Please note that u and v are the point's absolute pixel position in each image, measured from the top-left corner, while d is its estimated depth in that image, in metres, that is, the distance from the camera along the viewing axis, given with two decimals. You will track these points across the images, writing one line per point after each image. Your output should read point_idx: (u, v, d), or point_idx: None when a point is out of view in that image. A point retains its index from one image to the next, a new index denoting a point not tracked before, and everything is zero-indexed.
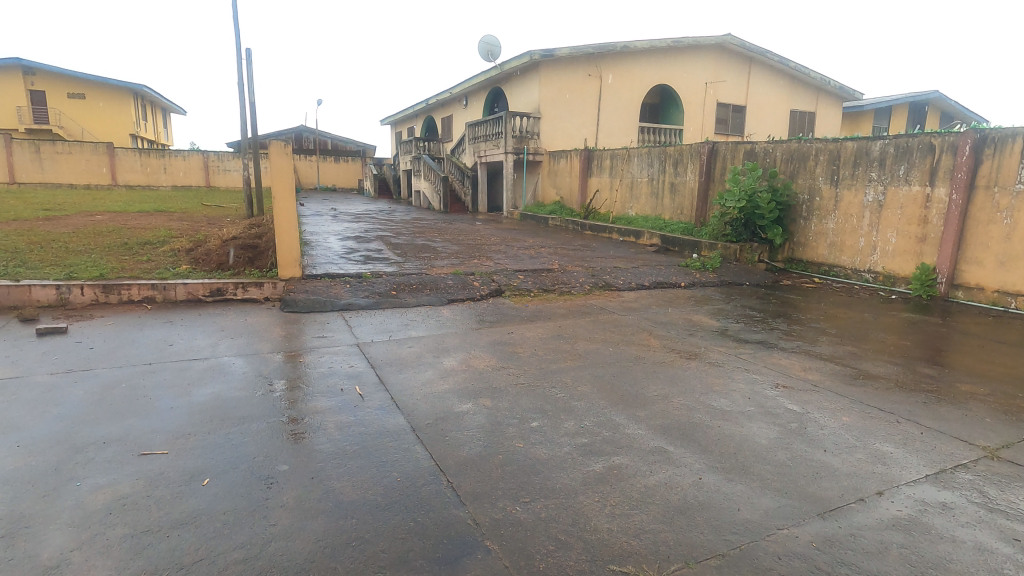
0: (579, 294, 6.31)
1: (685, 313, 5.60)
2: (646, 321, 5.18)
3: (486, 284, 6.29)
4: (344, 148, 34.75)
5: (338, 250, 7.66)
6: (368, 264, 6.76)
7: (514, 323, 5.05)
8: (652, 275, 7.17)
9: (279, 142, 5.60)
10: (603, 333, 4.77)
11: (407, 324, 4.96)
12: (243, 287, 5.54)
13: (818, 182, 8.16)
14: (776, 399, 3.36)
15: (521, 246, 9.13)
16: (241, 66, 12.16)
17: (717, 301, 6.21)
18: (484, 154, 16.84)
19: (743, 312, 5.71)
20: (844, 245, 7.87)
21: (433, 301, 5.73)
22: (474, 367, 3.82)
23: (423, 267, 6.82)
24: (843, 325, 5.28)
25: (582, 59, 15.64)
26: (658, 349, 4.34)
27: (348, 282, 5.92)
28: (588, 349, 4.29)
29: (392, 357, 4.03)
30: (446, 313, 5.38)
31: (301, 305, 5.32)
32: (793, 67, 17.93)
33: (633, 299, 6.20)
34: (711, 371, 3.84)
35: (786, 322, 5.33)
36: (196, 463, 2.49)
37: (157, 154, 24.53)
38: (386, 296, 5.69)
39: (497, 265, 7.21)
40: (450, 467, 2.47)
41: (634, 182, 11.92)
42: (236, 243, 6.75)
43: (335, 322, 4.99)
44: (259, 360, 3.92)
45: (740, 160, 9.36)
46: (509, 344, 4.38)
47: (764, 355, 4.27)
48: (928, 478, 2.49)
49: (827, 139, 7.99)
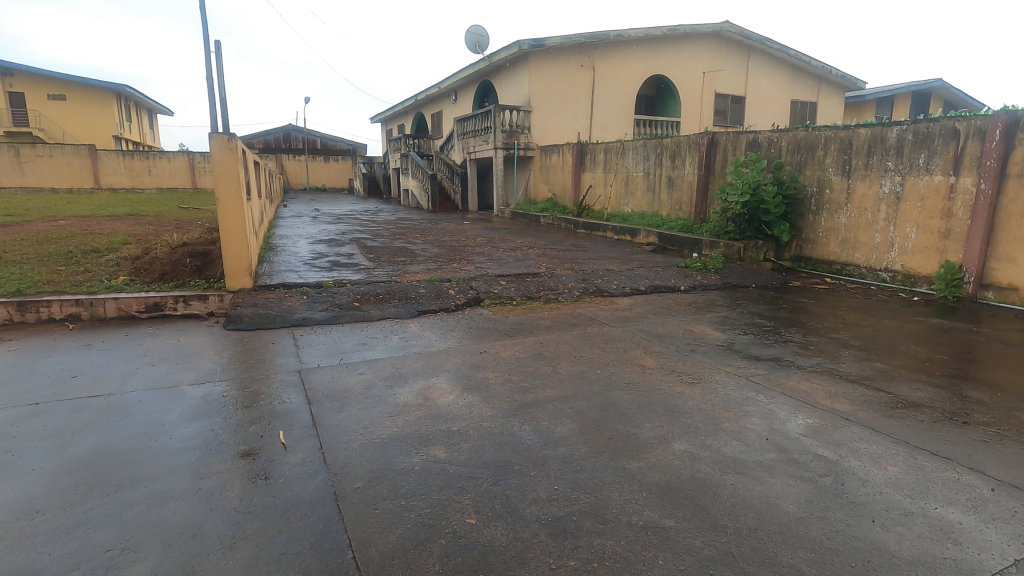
0: (566, 302, 5.66)
1: (686, 323, 4.94)
2: (641, 335, 4.53)
3: (463, 293, 5.64)
4: (334, 148, 34.08)
5: (305, 256, 7.00)
6: (333, 271, 6.10)
7: (489, 340, 4.39)
8: (648, 278, 6.52)
9: (223, 135, 4.93)
10: (591, 350, 4.12)
11: (365, 343, 4.31)
12: (183, 301, 4.88)
13: (828, 174, 7.50)
14: (801, 441, 2.70)
15: (507, 248, 8.47)
16: (209, 59, 11.47)
17: (721, 308, 5.55)
18: (473, 150, 16.16)
19: (751, 321, 5.06)
20: (858, 241, 7.22)
21: (401, 313, 5.08)
22: (432, 401, 3.17)
23: (394, 274, 6.17)
24: (867, 335, 4.63)
25: (573, 49, 14.95)
26: (655, 371, 3.69)
27: (306, 292, 5.26)
28: (572, 372, 3.64)
29: (337, 389, 3.37)
30: (413, 328, 4.73)
31: (246, 322, 4.65)
32: (794, 55, 17.26)
33: (628, 307, 5.53)
34: (719, 401, 3.19)
35: (800, 332, 4.68)
36: (23, 562, 1.82)
37: (141, 155, 23.85)
38: (348, 308, 5.03)
39: (478, 270, 6.55)
40: (369, 563, 1.82)
41: (629, 176, 11.27)
42: (186, 250, 6.07)
43: (282, 341, 4.33)
44: (176, 396, 3.25)
45: (742, 151, 8.70)
46: (479, 367, 3.73)
47: (780, 376, 3.62)
48: (1019, 566, 1.83)
49: (838, 127, 7.34)
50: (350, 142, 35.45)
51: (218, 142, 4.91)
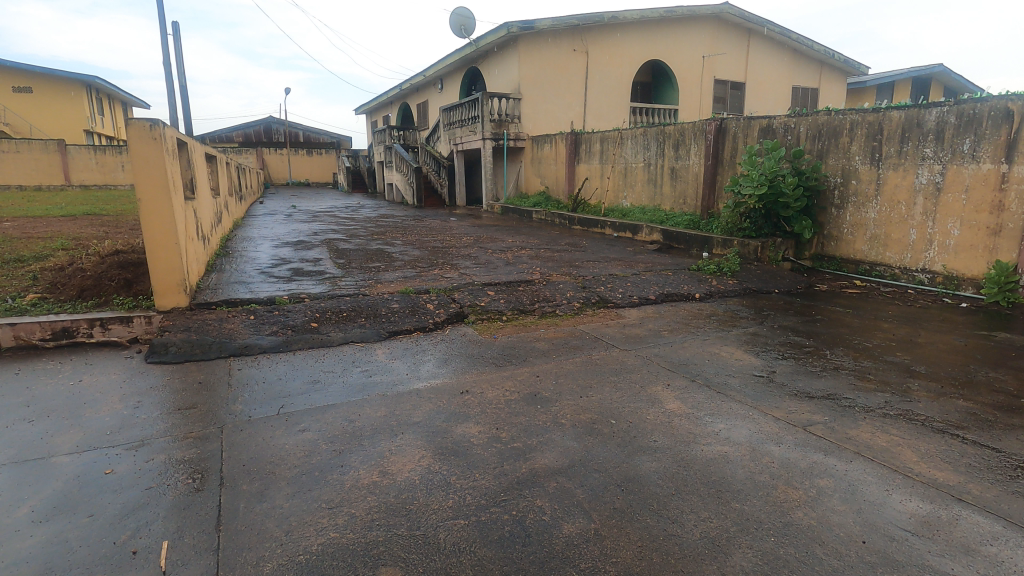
0: (566, 317, 4.83)
1: (710, 345, 4.12)
2: (661, 363, 3.71)
3: (443, 308, 4.78)
4: (316, 140, 32.83)
5: (264, 262, 6.12)
6: (291, 283, 5.23)
7: (471, 372, 3.55)
8: (657, 284, 5.71)
9: (143, 122, 3.98)
10: (600, 387, 3.28)
11: (317, 380, 3.44)
12: (100, 326, 4.00)
13: (854, 163, 6.70)
14: (914, 547, 1.88)
15: (497, 249, 7.61)
16: (168, 43, 10.48)
17: (747, 322, 4.74)
18: (460, 141, 15.23)
19: (786, 339, 4.24)
20: (890, 238, 6.44)
21: (367, 335, 4.22)
22: (391, 479, 2.31)
23: (364, 284, 5.30)
24: (929, 356, 3.83)
25: (565, 33, 14.03)
26: (686, 421, 2.85)
27: (253, 311, 4.38)
28: (579, 424, 2.80)
29: (267, 456, 2.50)
30: (381, 357, 3.87)
31: (173, 352, 3.76)
32: (796, 38, 16.39)
33: (639, 322, 4.70)
34: (779, 471, 2.36)
35: (849, 355, 3.88)
36: None
37: (114, 150, 22.56)
38: (303, 331, 4.17)
39: (462, 277, 5.69)
40: None
41: (628, 167, 10.43)
42: (116, 260, 5.15)
43: (213, 379, 3.44)
44: (38, 473, 2.35)
45: (755, 139, 7.88)
46: (457, 418, 2.88)
47: (849, 425, 2.80)
48: None
49: (865, 109, 6.53)
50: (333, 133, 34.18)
51: (137, 131, 3.96)
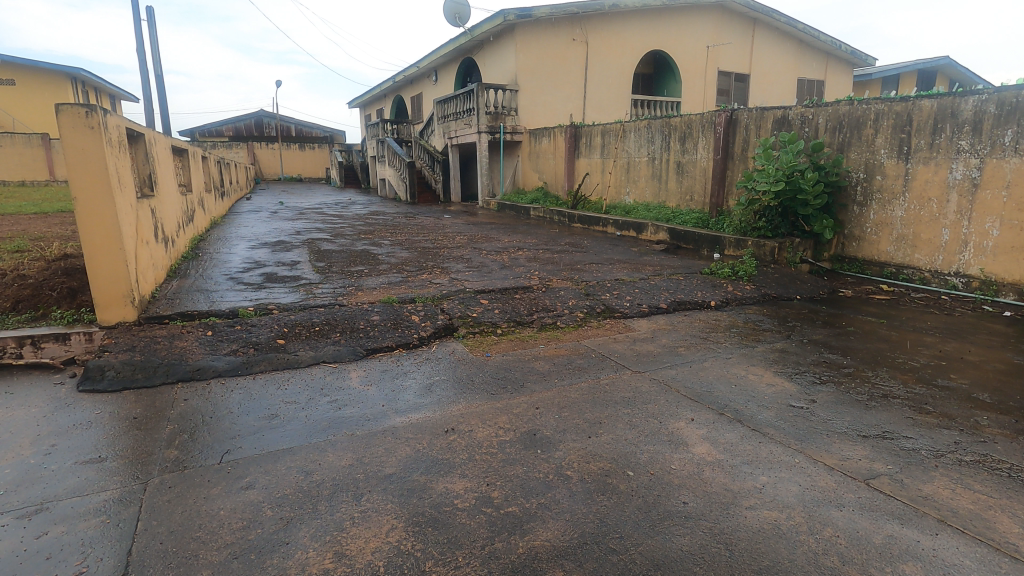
0: (567, 330, 4.30)
1: (735, 365, 3.59)
2: (681, 390, 3.18)
3: (430, 320, 4.25)
4: (308, 134, 32.17)
5: (234, 266, 5.58)
6: (261, 291, 4.68)
7: (458, 402, 3.01)
8: (667, 290, 5.18)
9: (76, 108, 3.45)
10: (612, 424, 2.75)
11: (275, 413, 2.90)
12: (30, 345, 3.44)
13: (879, 157, 6.17)
14: None
15: (492, 250, 7.08)
16: (142, 31, 9.86)
17: (772, 336, 4.22)
18: (455, 134, 14.65)
19: (820, 358, 3.72)
20: (919, 239, 5.92)
21: (341, 354, 3.69)
22: (347, 566, 1.77)
23: (342, 292, 4.74)
24: (989, 380, 3.32)
25: (563, 21, 13.43)
26: (722, 472, 2.32)
27: (212, 326, 3.83)
28: (589, 478, 2.28)
29: (192, 529, 1.96)
30: (355, 383, 3.32)
31: (112, 377, 3.21)
32: (802, 28, 15.82)
33: (651, 336, 4.17)
34: (850, 554, 1.83)
35: (897, 378, 3.36)
36: None
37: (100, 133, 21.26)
38: (267, 350, 3.63)
39: (453, 283, 5.16)
40: None
41: (631, 162, 9.89)
42: (62, 265, 4.58)
43: (152, 411, 2.89)
44: None
45: (769, 131, 7.34)
46: (440, 470, 2.34)
47: (921, 478, 2.27)
48: None
49: (892, 98, 6.00)
50: (327, 127, 33.50)
51: (69, 117, 3.43)
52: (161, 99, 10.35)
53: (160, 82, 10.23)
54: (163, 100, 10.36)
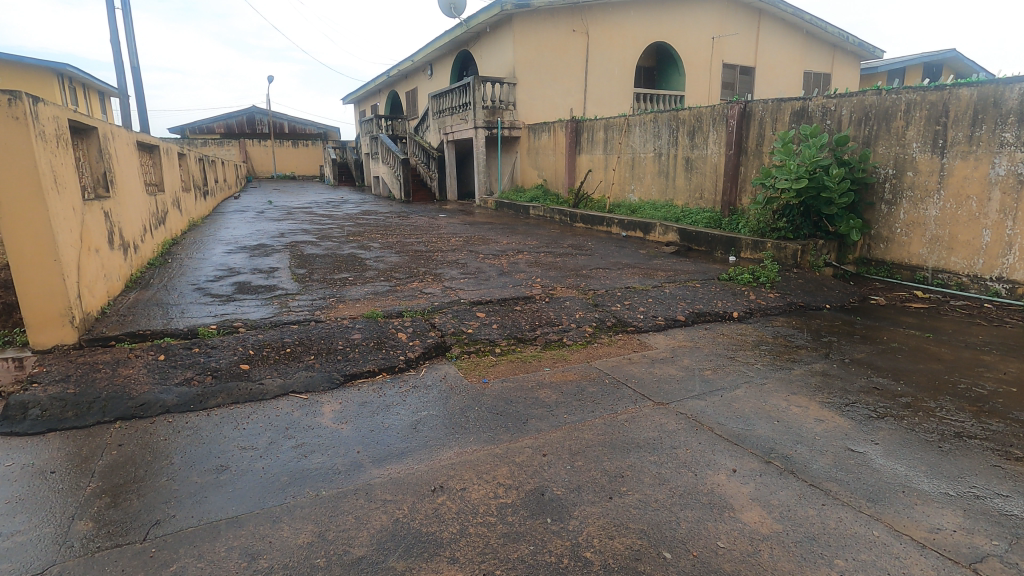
0: (575, 348, 3.80)
1: (773, 393, 3.08)
2: (714, 427, 2.67)
3: (419, 338, 3.73)
4: (302, 131, 31.62)
5: (206, 274, 5.06)
6: (230, 304, 4.17)
7: (449, 448, 2.50)
8: (684, 299, 4.68)
9: None
10: (637, 478, 2.24)
11: (227, 463, 2.38)
12: None
13: (911, 151, 5.66)
14: None
15: (490, 253, 6.56)
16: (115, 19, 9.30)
17: (808, 354, 3.72)
18: (451, 130, 14.11)
19: (870, 383, 3.21)
20: (956, 240, 5.41)
21: (315, 382, 3.17)
22: None
23: (321, 305, 4.23)
24: None
25: (563, 11, 12.88)
26: (785, 554, 1.80)
27: (166, 349, 3.31)
28: (613, 563, 1.77)
29: None
30: (326, 420, 2.79)
31: (36, 415, 2.68)
32: (808, 19, 15.28)
33: (672, 356, 3.65)
34: None
35: (967, 410, 2.85)
36: None
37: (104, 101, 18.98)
38: (227, 378, 3.11)
39: (447, 293, 4.65)
40: None
41: (636, 158, 9.37)
42: None
43: (76, 461, 2.37)
44: None
45: (786, 124, 6.82)
46: (422, 553, 1.81)
47: None
48: None
49: (925, 86, 5.48)
50: (321, 123, 32.94)
51: None
52: (139, 97, 9.86)
53: (138, 79, 9.72)
54: (141, 93, 9.83)
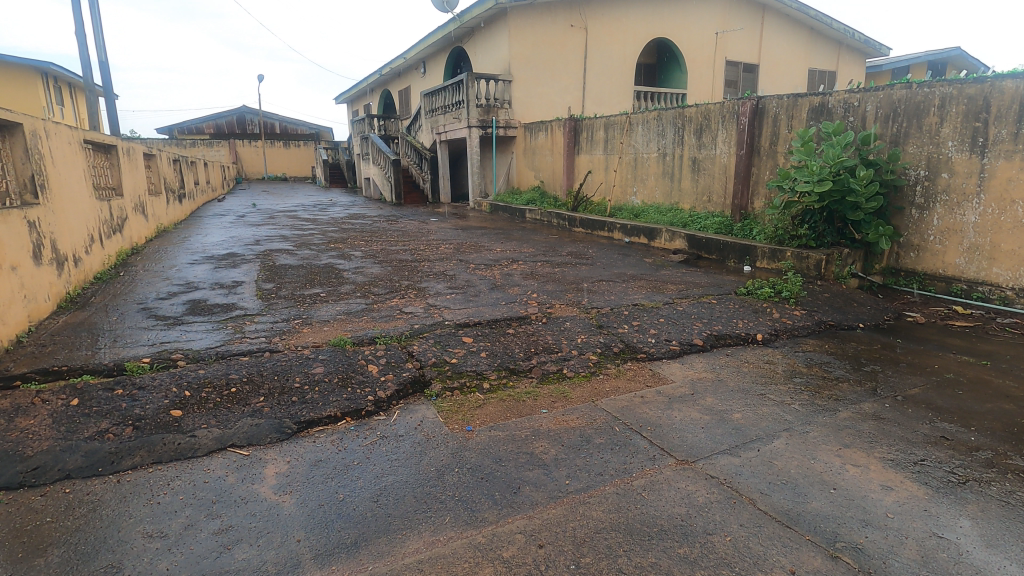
0: (576, 382, 3.23)
1: (820, 446, 2.51)
2: (755, 499, 2.11)
3: (392, 372, 3.15)
4: (294, 132, 30.98)
5: (159, 290, 4.48)
6: (175, 328, 3.59)
7: (416, 535, 1.92)
8: (700, 319, 4.11)
9: None
10: None
11: (120, 562, 1.79)
12: None
13: (946, 151, 5.10)
14: None
15: (482, 263, 5.99)
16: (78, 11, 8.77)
17: (852, 388, 3.15)
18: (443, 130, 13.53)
19: (937, 431, 2.64)
20: (999, 250, 4.86)
21: (260, 432, 2.59)
22: None
23: (282, 329, 3.65)
24: None
25: (560, 5, 12.32)
26: None
27: (83, 391, 2.72)
28: None
29: None
30: (266, 490, 2.20)
31: None
32: (813, 15, 14.72)
33: (692, 393, 3.08)
34: None
35: None
36: None
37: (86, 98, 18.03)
38: (152, 428, 2.53)
39: (430, 312, 4.08)
40: None
41: (638, 158, 8.82)
42: None
43: None
44: None
45: (804, 122, 6.27)
46: None
47: None
48: None
49: (962, 79, 4.92)
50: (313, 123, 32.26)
51: None
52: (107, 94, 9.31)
53: (106, 74, 9.16)
54: (109, 90, 9.27)
